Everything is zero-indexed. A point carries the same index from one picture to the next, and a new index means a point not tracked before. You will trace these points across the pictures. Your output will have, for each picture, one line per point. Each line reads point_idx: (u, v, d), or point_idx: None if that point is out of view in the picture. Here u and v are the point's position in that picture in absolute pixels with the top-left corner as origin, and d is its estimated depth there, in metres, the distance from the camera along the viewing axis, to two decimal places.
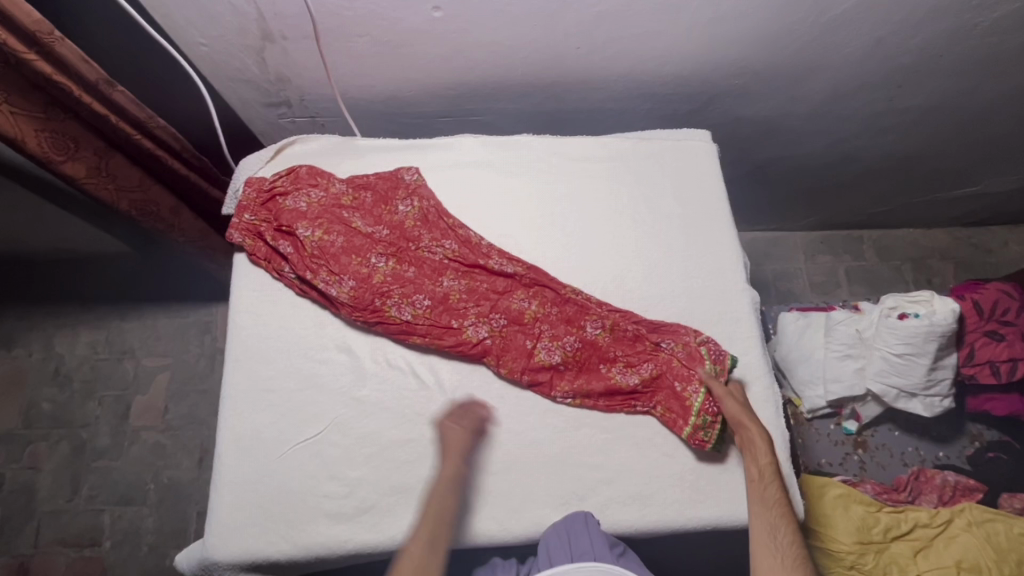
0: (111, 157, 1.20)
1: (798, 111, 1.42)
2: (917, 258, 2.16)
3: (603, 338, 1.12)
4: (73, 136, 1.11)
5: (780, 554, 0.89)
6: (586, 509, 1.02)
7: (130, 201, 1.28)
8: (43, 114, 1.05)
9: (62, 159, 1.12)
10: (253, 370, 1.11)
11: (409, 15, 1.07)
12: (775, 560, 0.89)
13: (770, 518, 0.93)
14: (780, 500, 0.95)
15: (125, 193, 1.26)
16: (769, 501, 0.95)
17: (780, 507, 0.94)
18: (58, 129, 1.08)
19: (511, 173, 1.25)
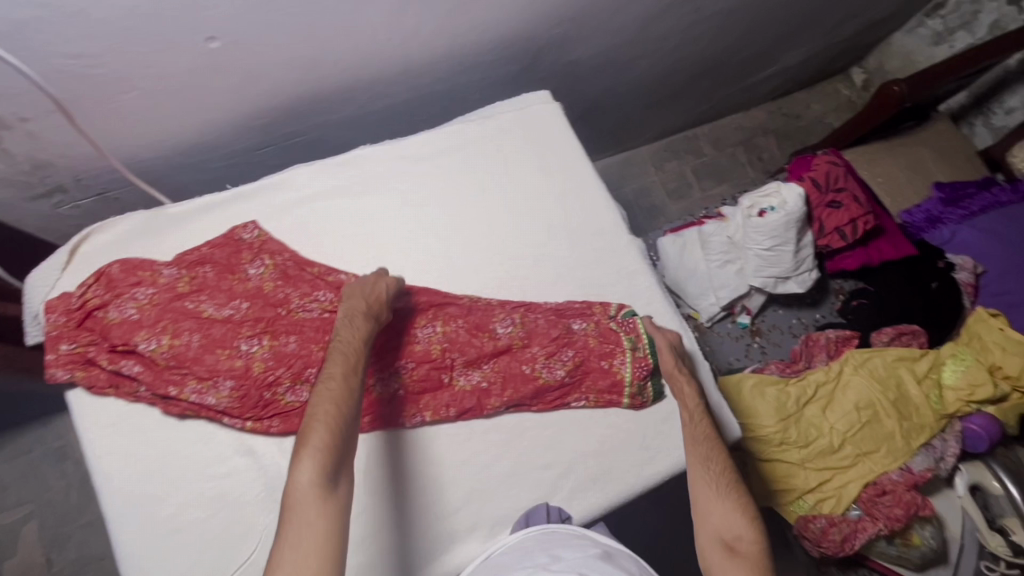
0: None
1: (620, 42, 1.42)
2: (745, 139, 2.35)
3: (517, 337, 1.07)
4: None
5: (713, 480, 0.89)
6: (548, 502, 1.01)
7: None
8: None
9: None
10: (147, 516, 0.94)
11: (178, 54, 0.88)
12: (708, 488, 0.89)
13: (700, 451, 0.93)
14: (710, 435, 0.96)
15: None
16: (699, 437, 0.96)
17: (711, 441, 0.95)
18: None
19: (361, 194, 1.11)
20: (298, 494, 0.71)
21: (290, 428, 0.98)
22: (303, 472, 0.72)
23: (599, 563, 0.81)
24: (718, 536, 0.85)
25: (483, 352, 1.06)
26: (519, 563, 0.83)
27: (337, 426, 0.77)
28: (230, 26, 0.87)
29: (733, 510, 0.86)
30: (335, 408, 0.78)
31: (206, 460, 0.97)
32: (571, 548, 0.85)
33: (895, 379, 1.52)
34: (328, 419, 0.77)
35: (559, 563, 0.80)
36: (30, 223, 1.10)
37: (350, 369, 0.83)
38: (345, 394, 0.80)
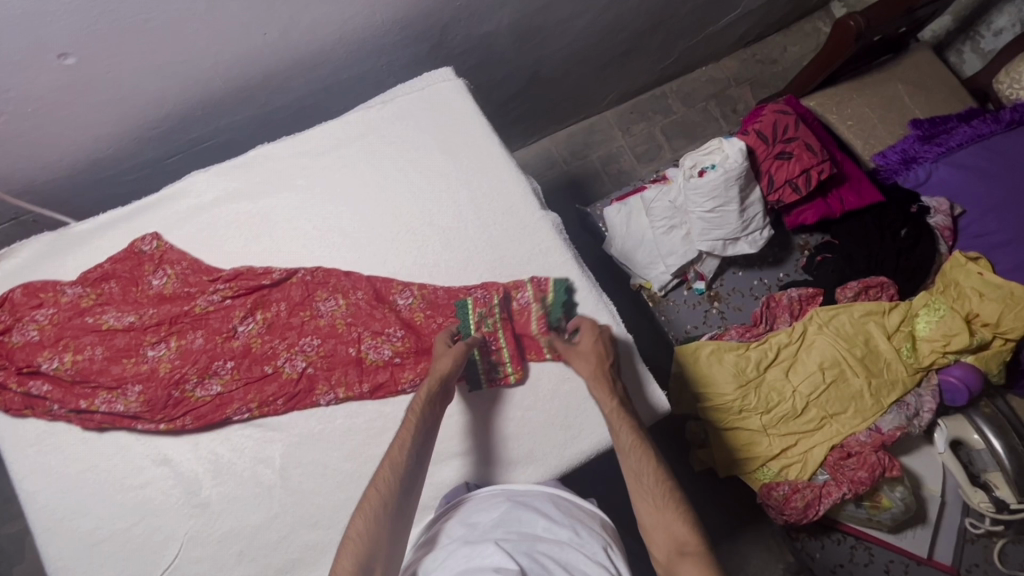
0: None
1: (539, 8, 1.34)
2: (718, 92, 2.22)
3: (417, 311, 1.06)
4: None
5: (649, 491, 0.79)
6: (467, 481, 1.01)
7: None
8: None
9: None
10: (71, 530, 0.97)
11: (36, 73, 0.88)
12: (648, 499, 0.79)
13: (633, 462, 0.84)
14: (637, 439, 0.86)
15: None
16: (627, 444, 0.86)
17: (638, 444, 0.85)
18: None
19: (263, 194, 1.10)
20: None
21: (203, 423, 0.98)
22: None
23: (513, 512, 0.85)
24: (668, 553, 0.74)
25: (387, 323, 1.03)
26: (443, 540, 0.85)
27: (372, 527, 0.74)
28: (85, 42, 0.87)
29: (674, 517, 0.76)
30: (377, 493, 0.78)
31: (125, 472, 0.99)
32: (485, 508, 0.89)
33: (863, 335, 1.43)
34: (364, 517, 0.76)
35: (474, 530, 0.83)
36: None
37: (400, 447, 0.83)
38: (388, 485, 0.79)
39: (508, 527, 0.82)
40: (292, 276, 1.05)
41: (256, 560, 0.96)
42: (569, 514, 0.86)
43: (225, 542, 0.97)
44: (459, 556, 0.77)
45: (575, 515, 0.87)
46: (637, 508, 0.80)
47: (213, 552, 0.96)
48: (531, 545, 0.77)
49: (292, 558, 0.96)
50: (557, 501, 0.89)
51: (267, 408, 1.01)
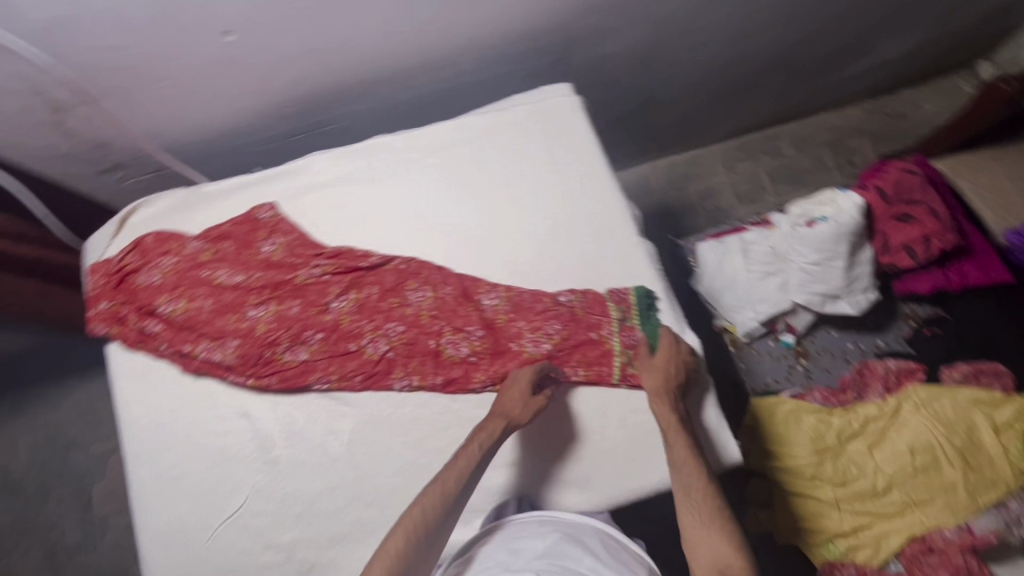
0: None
1: (661, 35, 1.33)
2: (835, 140, 2.11)
3: (502, 311, 1.05)
4: None
5: (696, 513, 0.83)
6: (522, 496, 1.02)
7: None
8: None
9: None
10: (158, 462, 1.05)
11: (200, 47, 0.95)
12: (695, 516, 0.83)
13: (683, 477, 0.87)
14: (691, 457, 0.88)
15: None
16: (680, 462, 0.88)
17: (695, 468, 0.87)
18: None
19: (374, 181, 1.15)
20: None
21: (287, 385, 1.04)
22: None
23: (559, 547, 0.85)
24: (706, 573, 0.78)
25: (469, 321, 1.04)
26: (486, 563, 0.87)
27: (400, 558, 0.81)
28: (246, 21, 0.94)
29: (720, 540, 0.80)
30: (415, 519, 0.84)
31: (208, 418, 1.06)
32: (532, 535, 0.88)
33: (966, 423, 1.30)
34: (400, 541, 0.82)
35: (518, 559, 0.84)
36: (100, 194, 1.26)
37: (447, 491, 0.87)
38: (423, 519, 0.84)
39: (552, 563, 0.82)
40: (389, 262, 1.09)
41: (312, 526, 1.01)
42: (615, 556, 0.85)
43: (286, 502, 1.02)
44: None
45: (621, 557, 0.85)
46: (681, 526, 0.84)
47: (273, 509, 1.02)
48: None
49: (344, 532, 1.00)
50: (605, 541, 0.87)
51: (345, 383, 1.04)
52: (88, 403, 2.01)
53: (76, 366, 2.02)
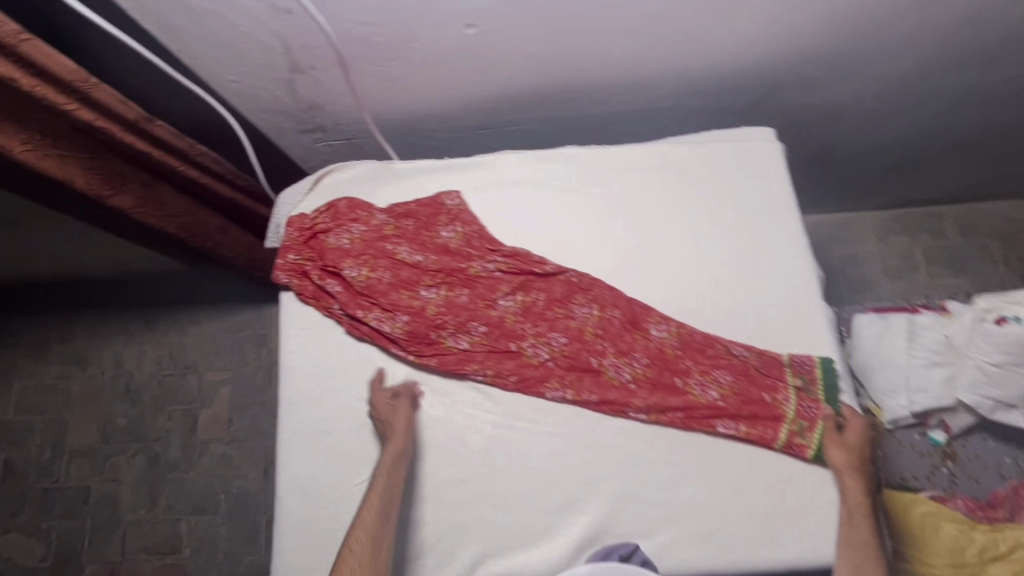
0: (160, 188, 1.16)
1: (868, 94, 1.27)
2: (1006, 233, 1.95)
3: (669, 344, 1.04)
4: (118, 170, 1.06)
5: None
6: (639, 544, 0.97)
7: (179, 224, 1.22)
8: (88, 153, 1.00)
9: (110, 193, 1.07)
10: (306, 414, 1.10)
11: (440, 35, 0.99)
12: None
13: (857, 561, 0.89)
14: (870, 545, 0.90)
15: (173, 219, 1.20)
16: (857, 542, 0.89)
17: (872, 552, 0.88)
18: (104, 165, 1.04)
19: (558, 190, 1.16)
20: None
21: (445, 369, 1.07)
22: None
23: None
24: None
25: (635, 348, 1.04)
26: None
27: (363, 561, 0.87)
28: (490, 18, 0.96)
29: None
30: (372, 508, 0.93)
31: (360, 384, 1.10)
32: None
33: None
34: (357, 545, 0.89)
35: None
36: (293, 151, 1.34)
37: (381, 495, 0.95)
38: (371, 526, 0.91)
39: None
40: (562, 273, 1.09)
41: (437, 511, 1.02)
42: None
43: (417, 482, 1.04)
44: None
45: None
46: None
47: (404, 485, 1.04)
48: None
49: (467, 525, 1.01)
50: None
51: (500, 380, 1.06)
52: (210, 333, 2.16)
53: (207, 297, 2.17)
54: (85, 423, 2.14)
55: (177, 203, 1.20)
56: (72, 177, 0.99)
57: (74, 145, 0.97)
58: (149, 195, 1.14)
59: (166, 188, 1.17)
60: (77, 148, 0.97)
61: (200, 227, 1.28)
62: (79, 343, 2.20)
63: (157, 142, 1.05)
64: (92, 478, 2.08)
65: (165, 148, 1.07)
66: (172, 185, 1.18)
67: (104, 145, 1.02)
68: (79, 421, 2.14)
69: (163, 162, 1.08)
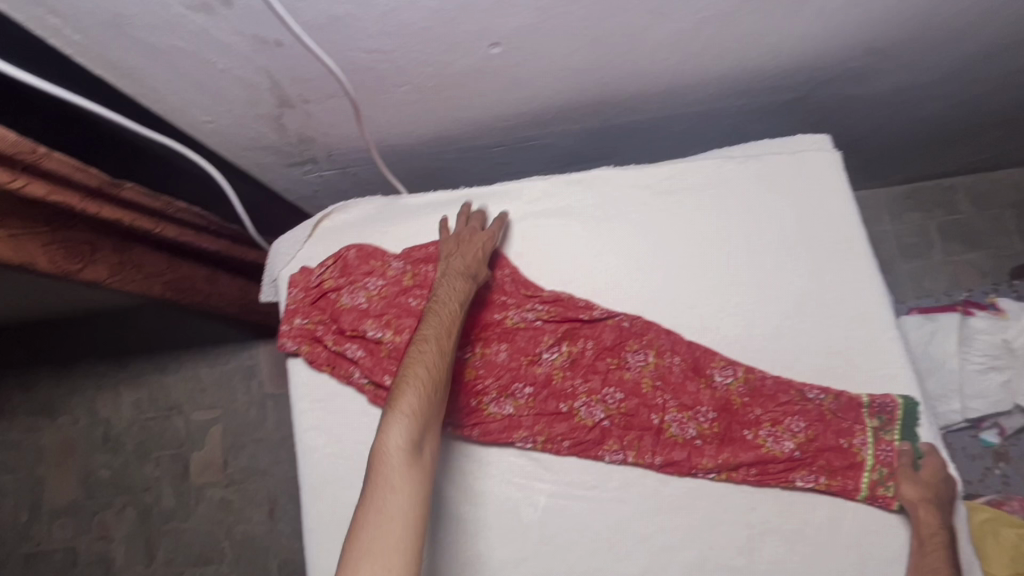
0: (133, 249, 0.99)
1: (917, 82, 1.16)
2: (1020, 202, 1.89)
3: (735, 391, 0.94)
4: (86, 239, 0.89)
5: None
6: None
7: (164, 284, 1.06)
8: (47, 225, 0.82)
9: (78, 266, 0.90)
10: (335, 496, 1.00)
11: (459, 57, 0.83)
12: None
13: None
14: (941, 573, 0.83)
15: (156, 279, 1.04)
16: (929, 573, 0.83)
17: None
18: (68, 236, 0.86)
19: (593, 219, 1.03)
20: (386, 450, 0.74)
21: (488, 438, 0.96)
22: (391, 437, 0.75)
23: None
24: None
25: (699, 401, 0.94)
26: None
27: (427, 384, 0.79)
28: (519, 34, 0.80)
29: None
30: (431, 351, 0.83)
31: None
32: None
33: None
34: (422, 368, 0.81)
35: None
36: (280, 184, 1.18)
37: (445, 334, 0.85)
38: (435, 363, 0.82)
39: None
40: (610, 317, 0.98)
41: None
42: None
43: (467, 567, 0.93)
44: None
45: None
46: None
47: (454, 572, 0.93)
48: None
49: None
50: None
51: (551, 445, 0.95)
52: (192, 370, 1.97)
53: (185, 330, 1.98)
54: (64, 478, 1.96)
55: (155, 262, 1.04)
56: (33, 259, 0.82)
57: (28, 220, 0.80)
58: (125, 258, 0.97)
59: (141, 246, 1.00)
60: (31, 225, 0.80)
61: (187, 281, 1.12)
62: (45, 391, 2.00)
63: (122, 204, 0.89)
64: (79, 536, 1.91)
65: (135, 209, 0.92)
66: (147, 245, 1.02)
67: (62, 213, 0.84)
68: (56, 476, 1.96)
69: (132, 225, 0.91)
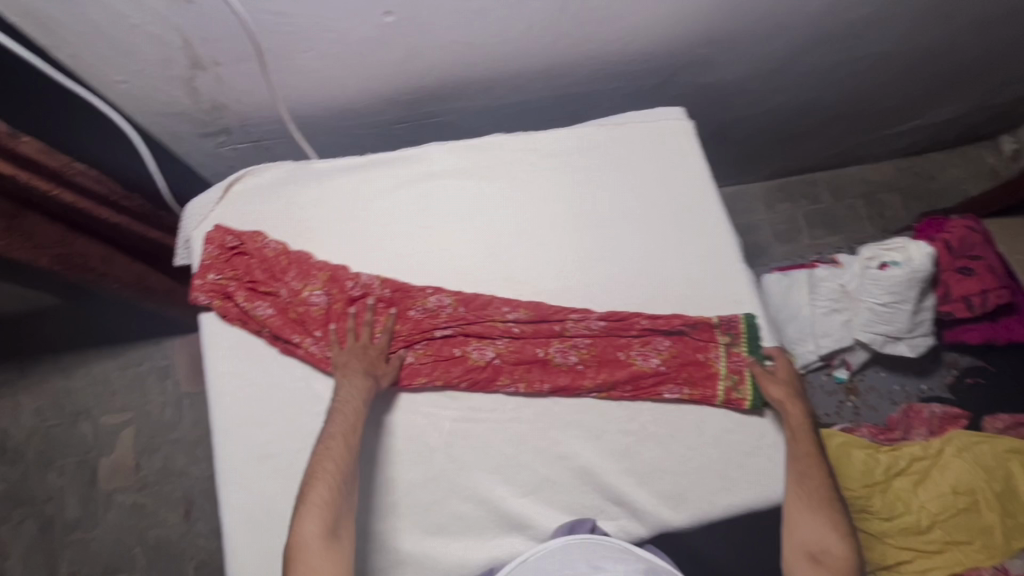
0: (27, 217, 1.04)
1: (758, 72, 1.39)
2: (867, 192, 2.21)
3: (611, 322, 1.08)
4: None
5: (807, 499, 0.94)
6: (595, 519, 1.03)
7: (54, 257, 1.10)
8: None
9: None
10: (248, 437, 1.05)
11: (357, 24, 0.95)
12: (802, 503, 0.95)
13: (799, 468, 0.98)
14: (811, 454, 0.98)
15: (47, 250, 1.09)
16: (802, 456, 0.98)
17: (818, 470, 0.97)
18: None
19: (485, 179, 1.16)
20: (303, 547, 0.83)
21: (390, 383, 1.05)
22: (308, 526, 0.84)
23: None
24: (803, 552, 0.92)
25: (580, 332, 1.08)
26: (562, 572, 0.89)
27: (336, 481, 0.89)
28: (409, 4, 0.93)
29: (825, 525, 0.92)
30: (337, 445, 0.92)
31: (303, 400, 1.06)
32: (612, 558, 0.90)
33: (1004, 471, 1.34)
34: (331, 470, 0.89)
35: None
36: (195, 156, 1.25)
37: (352, 430, 0.94)
38: (342, 459, 0.91)
39: None
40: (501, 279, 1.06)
41: (407, 515, 1.01)
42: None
43: (380, 490, 1.02)
44: None
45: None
46: (787, 505, 0.97)
47: (369, 496, 1.01)
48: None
49: (440, 522, 1.02)
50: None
51: (450, 387, 1.06)
52: (102, 372, 1.92)
53: (92, 329, 1.93)
54: None
55: (50, 231, 1.08)
56: None
57: None
58: (15, 225, 1.02)
59: (36, 216, 1.06)
60: None
61: (80, 258, 1.15)
62: None
63: (12, 157, 0.93)
64: None
65: (31, 168, 0.96)
66: (43, 213, 1.07)
67: None
68: None
69: (27, 183, 0.96)
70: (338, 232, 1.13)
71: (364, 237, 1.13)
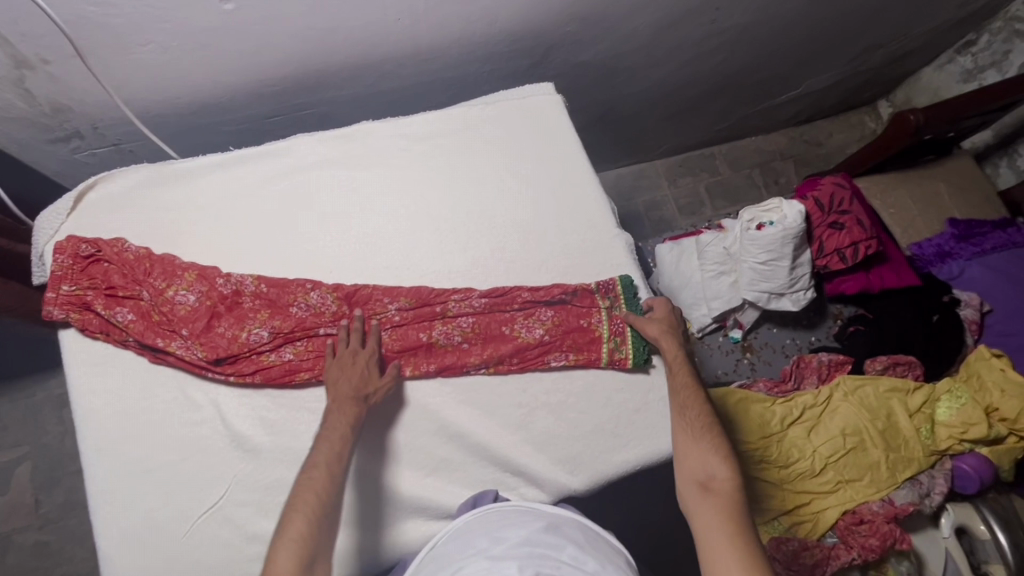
0: None
1: (631, 48, 1.43)
2: (762, 162, 2.31)
3: (493, 299, 1.09)
4: None
5: (690, 427, 0.97)
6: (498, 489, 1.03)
7: None
8: None
9: None
10: (121, 454, 1.00)
11: (195, 12, 0.92)
12: (687, 433, 0.97)
13: (681, 399, 1.01)
14: (690, 384, 1.02)
15: None
16: (681, 389, 1.01)
17: (697, 399, 1.00)
18: None
19: (359, 166, 1.15)
20: None
21: (270, 381, 1.02)
22: (280, 563, 0.77)
23: (541, 535, 0.83)
24: (693, 482, 0.91)
25: (462, 311, 1.08)
26: (466, 550, 0.83)
27: (316, 515, 0.82)
28: None
29: (707, 451, 0.93)
30: (316, 478, 0.85)
31: (181, 407, 1.02)
32: (514, 524, 0.86)
33: (886, 409, 1.43)
34: (313, 504, 0.83)
35: (500, 543, 0.82)
36: (49, 164, 1.19)
37: (337, 457, 0.88)
38: (324, 491, 0.85)
39: (536, 546, 0.80)
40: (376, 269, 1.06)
41: None
42: (597, 549, 0.84)
43: (271, 490, 0.98)
44: (476, 566, 0.77)
45: (601, 549, 0.84)
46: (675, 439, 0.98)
47: (259, 497, 0.98)
48: (554, 570, 0.75)
49: None
50: (585, 530, 0.88)
51: None
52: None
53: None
54: None
55: None
56: None
57: None
58: None
59: None
60: None
61: None
62: None
63: None
64: None
65: None
66: None
67: None
68: None
69: None
70: (207, 232, 1.09)
71: (235, 235, 1.10)
